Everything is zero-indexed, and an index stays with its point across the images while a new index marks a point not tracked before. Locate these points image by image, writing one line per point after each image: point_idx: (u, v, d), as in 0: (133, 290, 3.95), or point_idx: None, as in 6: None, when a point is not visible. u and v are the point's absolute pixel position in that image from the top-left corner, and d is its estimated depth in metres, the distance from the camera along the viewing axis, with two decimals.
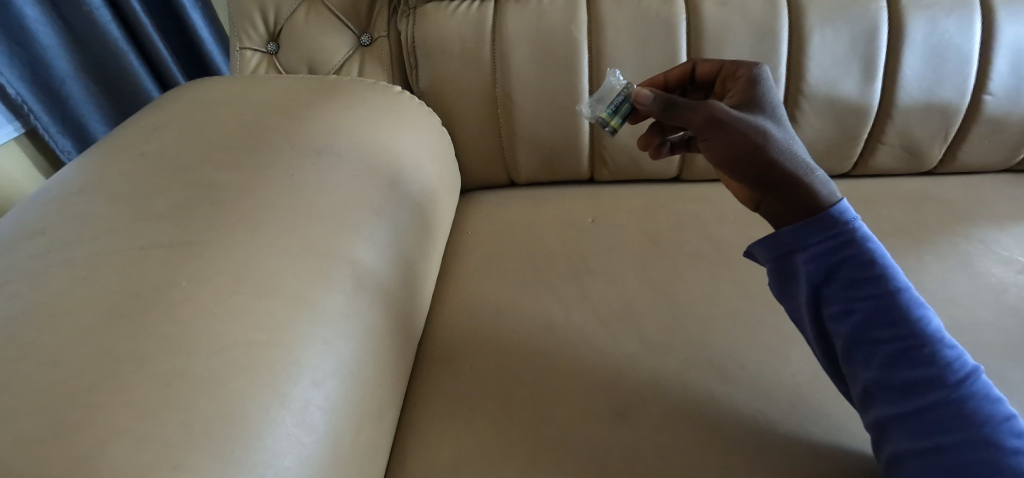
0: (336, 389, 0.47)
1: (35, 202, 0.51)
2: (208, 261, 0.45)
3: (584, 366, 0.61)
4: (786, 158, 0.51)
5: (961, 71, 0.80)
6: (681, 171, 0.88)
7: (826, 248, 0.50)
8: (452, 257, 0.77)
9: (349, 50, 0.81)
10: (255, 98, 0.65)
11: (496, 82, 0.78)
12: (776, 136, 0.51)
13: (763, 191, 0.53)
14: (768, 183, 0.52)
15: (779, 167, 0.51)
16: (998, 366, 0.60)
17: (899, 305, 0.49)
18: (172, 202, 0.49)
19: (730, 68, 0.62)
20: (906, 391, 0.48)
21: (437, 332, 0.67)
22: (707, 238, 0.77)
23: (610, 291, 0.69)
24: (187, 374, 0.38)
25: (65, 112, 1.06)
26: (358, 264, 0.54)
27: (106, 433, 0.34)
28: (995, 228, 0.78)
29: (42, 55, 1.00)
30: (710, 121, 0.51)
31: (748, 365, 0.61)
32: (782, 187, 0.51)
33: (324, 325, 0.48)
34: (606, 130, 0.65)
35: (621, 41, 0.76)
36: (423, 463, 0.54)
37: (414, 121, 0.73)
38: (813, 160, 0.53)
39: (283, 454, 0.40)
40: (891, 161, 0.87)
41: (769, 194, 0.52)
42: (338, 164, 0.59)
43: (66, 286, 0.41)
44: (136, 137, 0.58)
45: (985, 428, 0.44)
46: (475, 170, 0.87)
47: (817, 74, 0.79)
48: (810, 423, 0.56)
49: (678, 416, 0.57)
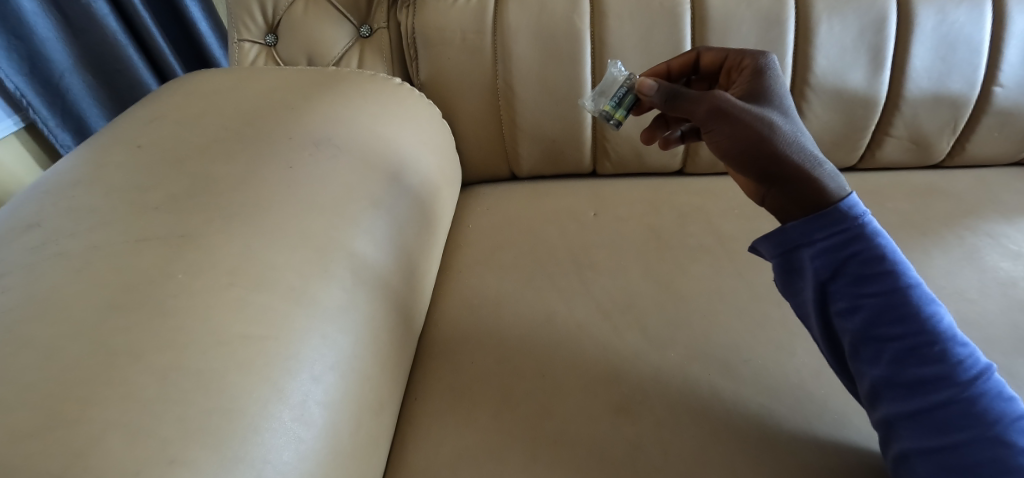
0: (335, 384, 0.46)
1: (32, 194, 0.50)
2: (204, 254, 0.44)
3: (586, 360, 0.61)
4: (791, 151, 0.50)
5: (971, 61, 0.78)
6: (685, 163, 0.87)
7: (833, 243, 0.49)
8: (453, 251, 0.76)
9: (349, 41, 0.80)
10: (253, 89, 0.64)
11: (498, 73, 0.77)
12: (781, 129, 0.50)
13: (768, 185, 0.52)
14: (773, 177, 0.51)
15: (784, 160, 0.50)
16: (1006, 361, 0.59)
17: (908, 301, 0.48)
18: (168, 194, 0.49)
19: (735, 59, 0.61)
20: (915, 389, 0.47)
21: (438, 326, 0.66)
22: (711, 231, 0.76)
23: (613, 284, 0.69)
24: (184, 367, 0.38)
25: (65, 105, 1.05)
26: (358, 256, 0.53)
27: (100, 428, 0.34)
28: (1004, 221, 0.77)
29: (39, 48, 0.99)
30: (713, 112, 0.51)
31: (753, 360, 0.60)
32: (788, 180, 0.50)
33: (323, 319, 0.47)
34: (609, 123, 0.64)
35: (625, 31, 0.75)
36: (424, 457, 0.54)
37: (414, 112, 0.72)
38: (820, 153, 0.52)
39: (281, 450, 0.40)
40: (898, 153, 0.86)
41: (774, 188, 0.52)
42: (337, 156, 0.58)
43: (60, 280, 0.41)
44: (132, 129, 0.58)
45: (996, 427, 0.43)
46: (476, 162, 0.86)
47: (823, 65, 0.78)
48: (814, 418, 0.55)
49: (681, 411, 0.56)
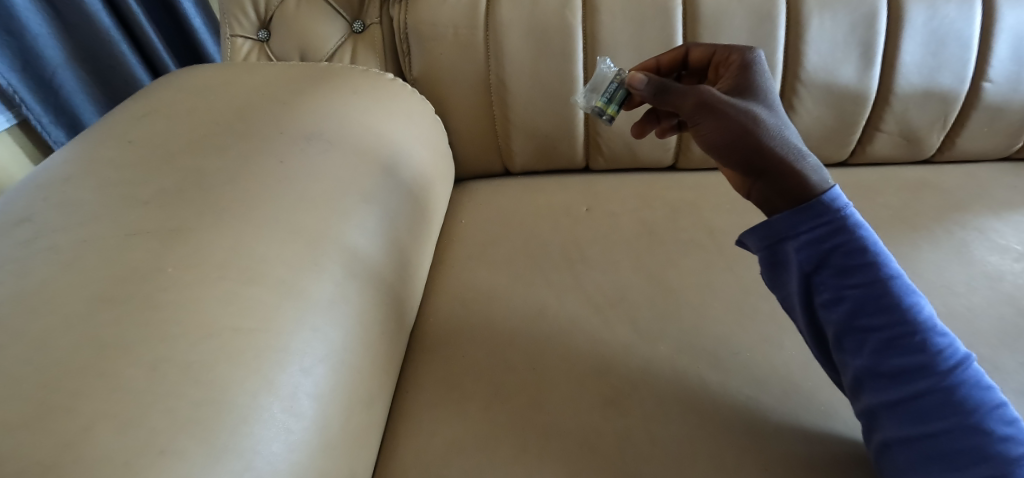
0: (325, 376, 0.47)
1: (22, 189, 0.50)
2: (195, 248, 0.44)
3: (576, 354, 0.61)
4: (776, 144, 0.51)
5: (961, 56, 0.79)
6: (677, 158, 0.87)
7: (817, 236, 0.50)
8: (446, 246, 0.77)
9: (341, 37, 0.80)
10: (245, 84, 0.64)
11: (490, 68, 0.78)
12: (765, 123, 0.51)
13: (754, 178, 0.52)
14: (758, 170, 0.51)
15: (769, 153, 0.51)
16: (993, 354, 0.60)
17: (890, 292, 0.48)
18: (160, 188, 0.49)
19: (722, 54, 0.61)
20: (896, 379, 0.48)
21: (429, 320, 0.66)
22: (702, 226, 0.76)
23: (604, 278, 0.69)
24: (173, 360, 0.38)
25: (57, 101, 1.05)
26: (349, 250, 0.54)
27: (90, 419, 0.34)
28: (993, 216, 0.77)
29: (32, 43, 0.99)
30: (700, 104, 0.52)
31: (741, 352, 0.61)
32: (773, 173, 0.51)
33: (312, 312, 0.47)
34: (602, 119, 0.64)
35: (617, 27, 0.75)
36: (414, 450, 0.54)
37: (406, 107, 0.73)
38: (805, 146, 0.53)
39: (271, 441, 0.40)
40: (889, 148, 0.86)
41: (759, 181, 0.52)
42: (328, 151, 0.58)
43: (50, 274, 0.41)
44: (123, 125, 0.58)
45: (974, 416, 0.44)
46: (469, 157, 0.86)
47: (814, 60, 0.78)
48: (801, 410, 0.56)
49: (670, 403, 0.56)
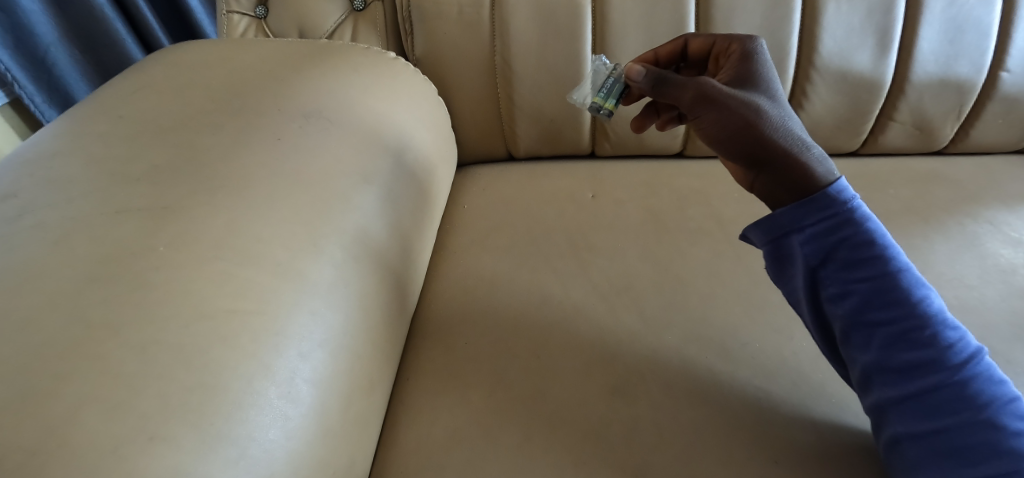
0: (323, 361, 0.45)
1: (9, 164, 0.48)
2: (187, 227, 0.42)
3: (580, 343, 0.59)
4: (779, 135, 0.49)
5: (979, 45, 0.77)
6: (685, 145, 0.86)
7: (824, 228, 0.48)
8: (447, 232, 0.75)
9: (342, 15, 0.77)
10: (241, 60, 0.62)
11: (495, 50, 0.75)
12: (768, 114, 0.49)
13: (757, 171, 0.50)
14: (760, 162, 0.49)
15: (772, 144, 0.49)
16: (1006, 347, 0.58)
17: (898, 286, 0.47)
18: (151, 164, 0.47)
19: (723, 44, 0.59)
20: (905, 374, 0.46)
21: (430, 307, 0.65)
22: (710, 213, 0.75)
23: (610, 266, 0.67)
24: (165, 341, 0.36)
25: (49, 79, 1.03)
26: (349, 231, 0.52)
27: (77, 403, 0.32)
28: (1005, 208, 0.76)
29: (24, 20, 0.96)
30: (700, 96, 0.50)
31: (751, 344, 0.59)
32: (776, 166, 0.49)
33: (310, 295, 0.45)
34: (598, 115, 0.61)
35: (627, 8, 0.73)
36: (414, 438, 0.52)
37: (408, 87, 0.70)
38: (809, 137, 0.51)
39: (267, 428, 0.38)
40: (901, 138, 0.85)
41: (763, 175, 0.50)
42: (327, 130, 0.56)
43: (36, 252, 0.39)
44: (114, 100, 0.55)
45: (986, 411, 0.43)
46: (472, 142, 0.84)
47: (830, 46, 0.76)
48: (813, 403, 0.54)
49: (677, 393, 0.55)
